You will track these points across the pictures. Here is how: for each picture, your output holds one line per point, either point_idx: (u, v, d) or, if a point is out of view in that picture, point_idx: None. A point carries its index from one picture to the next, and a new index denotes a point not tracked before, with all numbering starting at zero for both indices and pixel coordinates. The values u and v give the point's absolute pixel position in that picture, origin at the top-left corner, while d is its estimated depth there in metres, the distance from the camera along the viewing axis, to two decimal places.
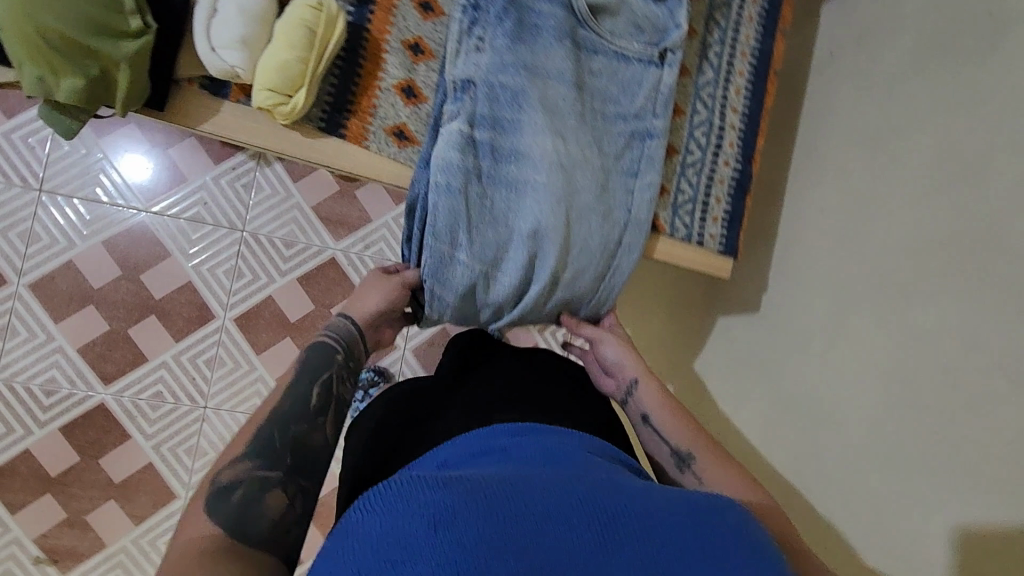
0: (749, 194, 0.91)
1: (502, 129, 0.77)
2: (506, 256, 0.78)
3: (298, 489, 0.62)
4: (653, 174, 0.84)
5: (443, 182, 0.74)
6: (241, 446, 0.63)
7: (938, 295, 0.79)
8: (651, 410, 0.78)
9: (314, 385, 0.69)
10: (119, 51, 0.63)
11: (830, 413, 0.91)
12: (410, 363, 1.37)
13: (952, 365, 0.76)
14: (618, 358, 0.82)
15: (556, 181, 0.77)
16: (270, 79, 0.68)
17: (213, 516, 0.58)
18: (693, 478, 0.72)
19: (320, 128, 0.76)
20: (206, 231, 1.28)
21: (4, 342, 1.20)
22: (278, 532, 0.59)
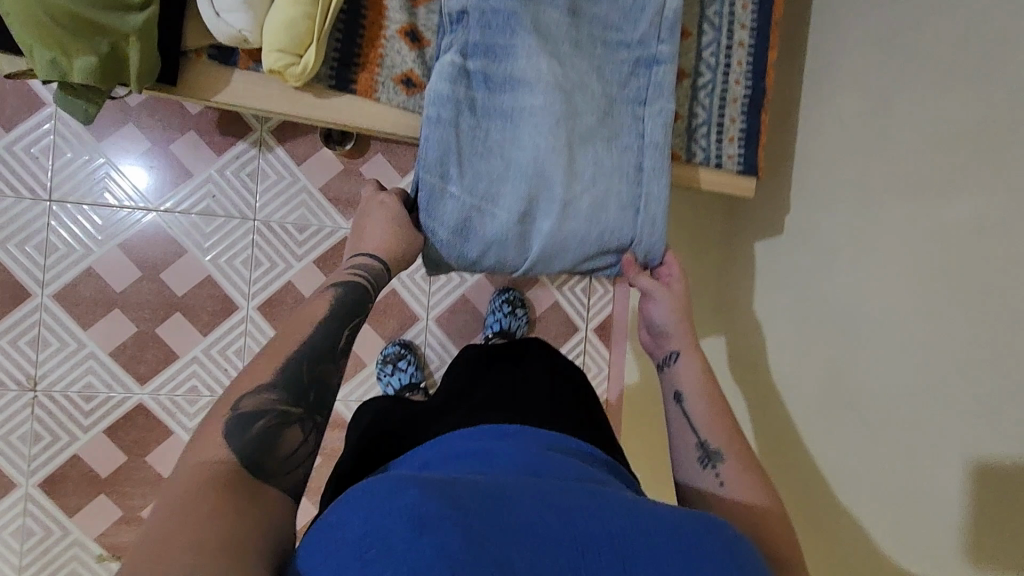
0: (766, 109, 0.90)
1: (495, 58, 0.77)
2: (502, 188, 0.79)
3: (314, 428, 0.62)
4: (663, 101, 0.83)
5: (434, 114, 0.75)
6: (266, 373, 0.61)
7: (966, 196, 0.78)
8: (684, 390, 0.79)
9: (346, 327, 0.69)
10: (128, 25, 0.62)
11: (860, 329, 0.91)
12: (434, 333, 1.38)
13: (985, 264, 0.75)
14: (668, 325, 0.84)
15: (556, 107, 0.77)
16: (279, 40, 0.67)
17: (233, 442, 0.56)
18: (714, 477, 0.71)
19: (331, 86, 0.76)
20: (218, 223, 1.28)
21: (37, 354, 1.22)
22: (291, 465, 0.58)
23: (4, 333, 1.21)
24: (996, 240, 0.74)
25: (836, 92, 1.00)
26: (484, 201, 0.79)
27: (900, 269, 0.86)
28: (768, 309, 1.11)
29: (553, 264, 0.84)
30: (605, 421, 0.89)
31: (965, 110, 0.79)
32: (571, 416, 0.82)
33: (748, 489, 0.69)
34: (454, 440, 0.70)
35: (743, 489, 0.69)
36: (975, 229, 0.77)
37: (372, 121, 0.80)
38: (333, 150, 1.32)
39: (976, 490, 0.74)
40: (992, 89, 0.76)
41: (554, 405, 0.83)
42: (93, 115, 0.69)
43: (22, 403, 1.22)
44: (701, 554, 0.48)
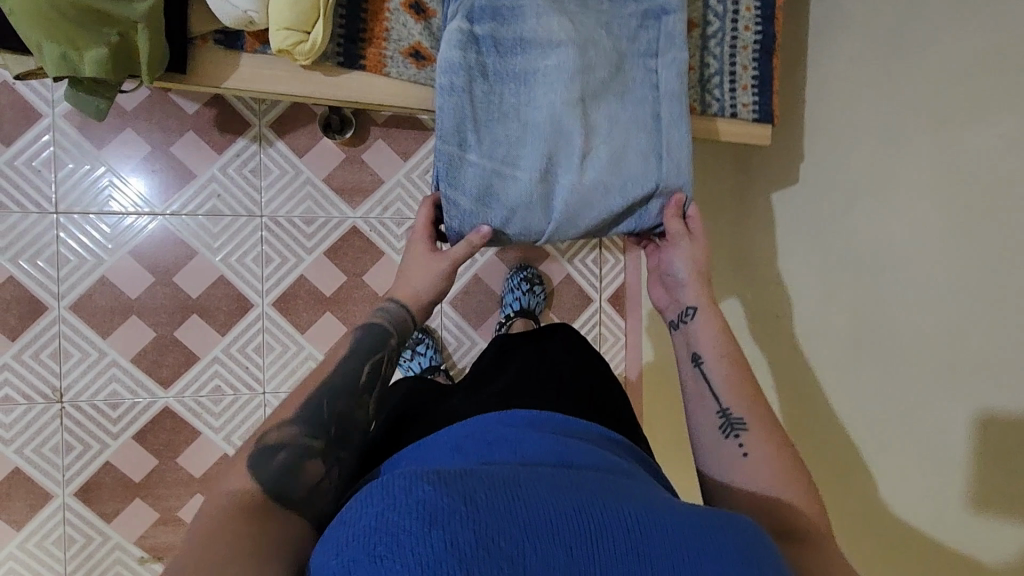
0: (776, 54, 0.88)
1: (504, 21, 0.77)
2: (521, 151, 0.79)
3: (335, 460, 0.65)
4: (675, 50, 0.82)
5: (447, 82, 0.76)
6: (289, 411, 0.67)
7: (983, 125, 0.77)
8: (704, 352, 0.77)
9: (365, 364, 0.73)
10: (134, 12, 0.61)
11: (880, 271, 0.91)
12: (450, 315, 1.39)
13: (1002, 191, 0.74)
14: (686, 276, 0.83)
15: (568, 64, 0.77)
16: (285, 17, 0.66)
17: (256, 475, 0.61)
18: (736, 447, 0.69)
19: (339, 64, 0.75)
20: (225, 223, 1.28)
21: (60, 366, 1.23)
22: (313, 496, 0.61)
23: (26, 348, 1.22)
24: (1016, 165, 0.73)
25: (842, 34, 0.98)
26: (503, 166, 0.79)
27: (918, 206, 0.85)
28: (784, 263, 1.11)
29: (579, 224, 0.83)
30: (628, 413, 0.88)
31: (979, 37, 0.78)
32: (597, 407, 0.82)
33: (773, 462, 0.68)
34: (484, 424, 0.67)
35: (763, 465, 0.68)
36: (995, 156, 0.75)
37: (384, 97, 0.79)
38: (333, 139, 1.31)
39: (1007, 416, 0.74)
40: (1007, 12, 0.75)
41: (581, 394, 0.83)
42: (104, 110, 0.69)
43: (50, 415, 1.23)
44: (719, 554, 0.47)
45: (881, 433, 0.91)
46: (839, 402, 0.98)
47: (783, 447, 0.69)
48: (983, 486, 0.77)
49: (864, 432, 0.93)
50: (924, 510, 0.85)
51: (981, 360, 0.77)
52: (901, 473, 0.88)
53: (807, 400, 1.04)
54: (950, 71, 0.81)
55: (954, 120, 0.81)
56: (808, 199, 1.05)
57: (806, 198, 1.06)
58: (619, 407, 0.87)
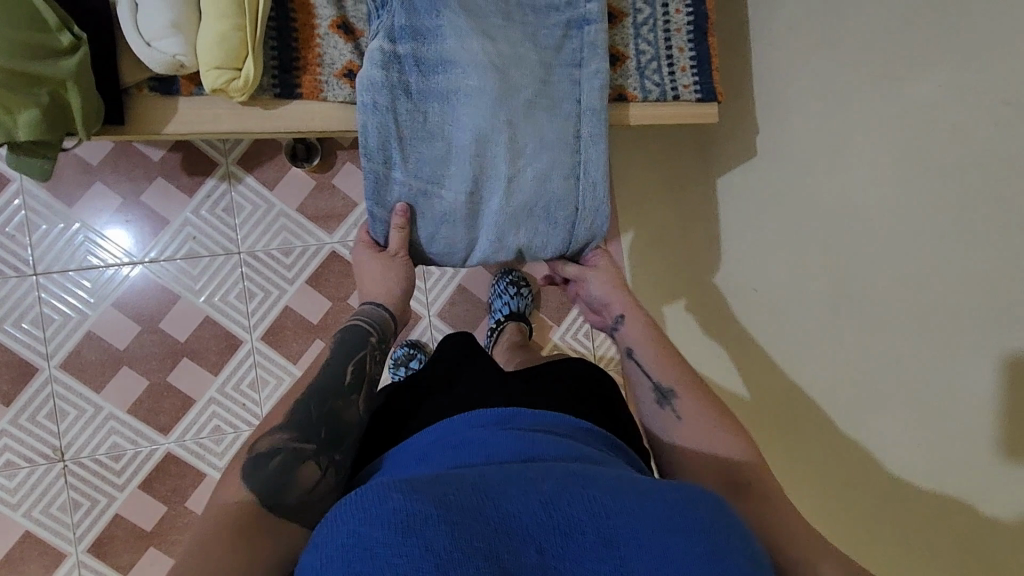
0: (711, 32, 0.88)
1: (424, 39, 0.77)
2: (447, 170, 0.80)
3: (330, 463, 0.65)
4: (598, 60, 0.83)
5: (370, 101, 0.75)
6: (277, 418, 0.67)
7: (925, 76, 0.77)
8: (635, 346, 0.83)
9: (349, 364, 0.73)
10: (62, 70, 0.62)
11: (847, 233, 0.90)
12: (439, 327, 1.39)
13: (951, 140, 0.74)
14: (605, 296, 0.88)
15: (489, 84, 0.78)
16: (214, 57, 0.66)
17: (251, 483, 0.61)
18: (671, 413, 0.75)
19: (275, 95, 0.75)
20: (204, 264, 1.29)
21: (58, 425, 1.24)
22: (312, 501, 0.62)
23: (21, 412, 1.22)
24: (959, 111, 0.73)
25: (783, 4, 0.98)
26: (431, 186, 0.81)
27: (876, 161, 0.85)
28: (757, 237, 1.10)
29: (507, 245, 0.85)
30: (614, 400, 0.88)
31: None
32: (586, 405, 0.81)
33: (705, 419, 0.73)
34: (454, 428, 0.68)
35: (697, 421, 0.73)
36: (939, 104, 0.76)
37: (322, 122, 0.79)
38: (302, 167, 1.31)
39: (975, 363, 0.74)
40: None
41: (568, 389, 0.83)
42: (51, 170, 0.69)
43: (53, 475, 1.24)
44: (687, 528, 0.49)
45: (864, 394, 0.90)
46: (822, 368, 0.98)
47: (713, 406, 0.75)
48: (965, 434, 0.76)
49: (851, 396, 0.93)
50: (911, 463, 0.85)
51: (950, 307, 0.76)
52: (887, 432, 0.87)
53: (794, 370, 1.03)
54: (887, 25, 0.81)
55: (900, 72, 0.81)
56: (770, 168, 1.06)
57: (768, 168, 1.06)
58: (606, 395, 0.87)
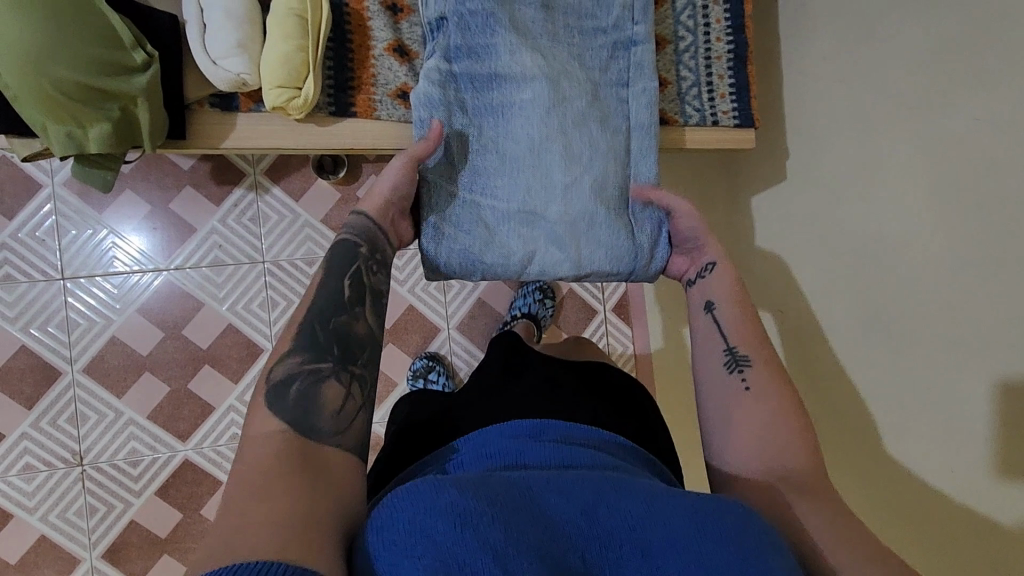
0: (750, 60, 0.89)
1: (478, 57, 0.78)
2: (502, 182, 0.80)
3: (350, 377, 0.62)
4: (645, 78, 0.84)
5: (427, 117, 0.77)
6: (285, 345, 0.62)
7: (959, 114, 0.78)
8: (718, 297, 0.79)
9: (346, 281, 0.68)
10: (134, 87, 0.64)
11: (868, 262, 0.92)
12: (457, 339, 1.40)
13: (985, 176, 0.74)
14: (699, 233, 0.82)
15: (543, 98, 0.79)
16: (277, 75, 0.68)
17: (277, 411, 0.57)
18: (740, 381, 0.72)
19: (331, 113, 0.77)
20: (229, 272, 1.30)
21: (78, 430, 1.24)
22: (343, 420, 0.59)
23: (42, 415, 1.23)
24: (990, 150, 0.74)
25: (817, 36, 1.00)
26: (486, 199, 0.80)
27: (902, 192, 0.86)
28: (777, 261, 1.12)
29: (565, 257, 0.81)
30: (643, 408, 0.90)
31: (948, 30, 0.79)
32: (617, 417, 0.82)
33: (772, 400, 0.70)
34: (489, 438, 0.70)
35: (767, 394, 0.70)
36: (972, 139, 0.76)
37: (373, 141, 0.80)
38: (327, 179, 1.33)
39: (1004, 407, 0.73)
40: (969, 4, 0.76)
41: (595, 402, 0.84)
42: (111, 181, 0.71)
43: (72, 479, 1.24)
44: (718, 532, 0.50)
45: (883, 423, 0.90)
46: (842, 395, 0.97)
47: (787, 392, 0.71)
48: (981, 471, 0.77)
49: (868, 425, 0.93)
50: (916, 492, 0.86)
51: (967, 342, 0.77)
52: (903, 462, 0.88)
53: (814, 394, 1.03)
54: (920, 65, 0.83)
55: (929, 108, 0.82)
56: (797, 192, 1.07)
57: (795, 194, 1.07)
58: (634, 401, 0.89)
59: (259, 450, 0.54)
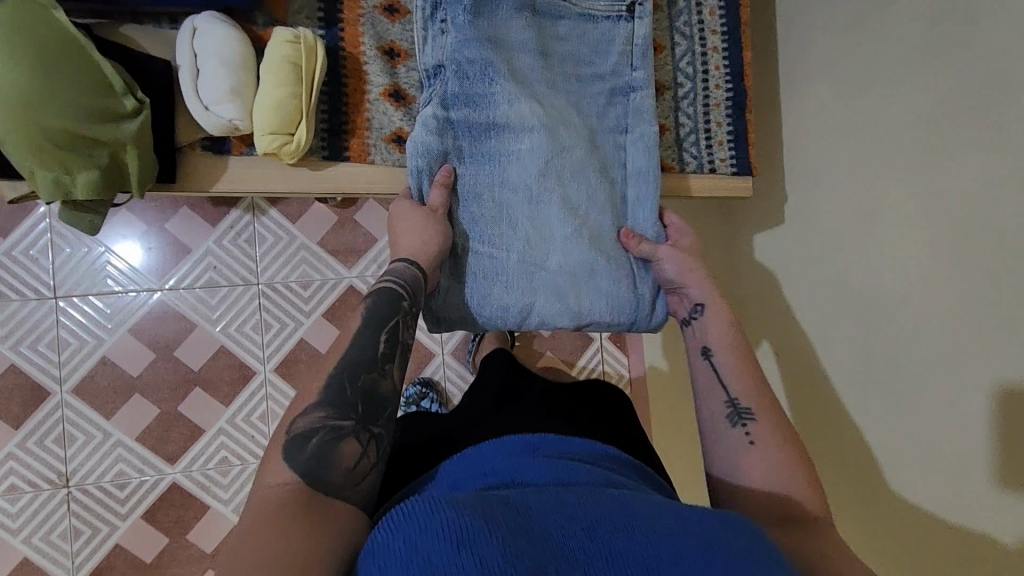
0: (749, 109, 0.89)
1: (476, 105, 0.77)
2: (500, 232, 0.79)
3: (370, 437, 0.60)
4: (645, 124, 0.83)
5: (424, 167, 0.76)
6: (312, 394, 0.60)
7: (957, 171, 0.76)
8: (713, 343, 0.77)
9: (380, 334, 0.66)
10: (123, 133, 0.64)
11: (864, 308, 0.90)
12: (451, 365, 1.39)
13: (985, 234, 0.73)
14: (681, 277, 0.81)
15: (541, 148, 0.78)
16: (269, 122, 0.68)
17: (292, 465, 0.56)
18: (744, 435, 0.70)
19: (324, 157, 0.76)
20: (223, 293, 1.29)
21: (65, 451, 1.23)
22: (356, 479, 0.57)
23: (29, 436, 1.21)
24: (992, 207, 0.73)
25: (807, 82, 0.98)
26: (485, 249, 0.79)
27: (897, 243, 0.84)
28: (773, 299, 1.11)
29: (564, 307, 0.80)
30: (639, 436, 0.88)
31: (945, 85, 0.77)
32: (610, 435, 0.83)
33: (780, 453, 0.68)
34: (481, 455, 0.67)
35: (776, 447, 0.69)
36: (969, 197, 0.75)
37: (363, 185, 0.79)
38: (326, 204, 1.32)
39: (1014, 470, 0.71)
40: (967, 58, 0.75)
41: (593, 423, 0.83)
42: (96, 223, 0.71)
43: (57, 501, 1.22)
44: (727, 555, 0.49)
45: (880, 471, 0.89)
46: (838, 440, 0.96)
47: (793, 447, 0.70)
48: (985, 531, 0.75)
49: (863, 473, 0.92)
50: (912, 545, 0.84)
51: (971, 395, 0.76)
52: (901, 512, 0.87)
53: (809, 436, 1.02)
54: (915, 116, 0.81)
55: (924, 161, 0.80)
56: None
57: None
58: (631, 432, 0.88)
59: (264, 499, 0.53)
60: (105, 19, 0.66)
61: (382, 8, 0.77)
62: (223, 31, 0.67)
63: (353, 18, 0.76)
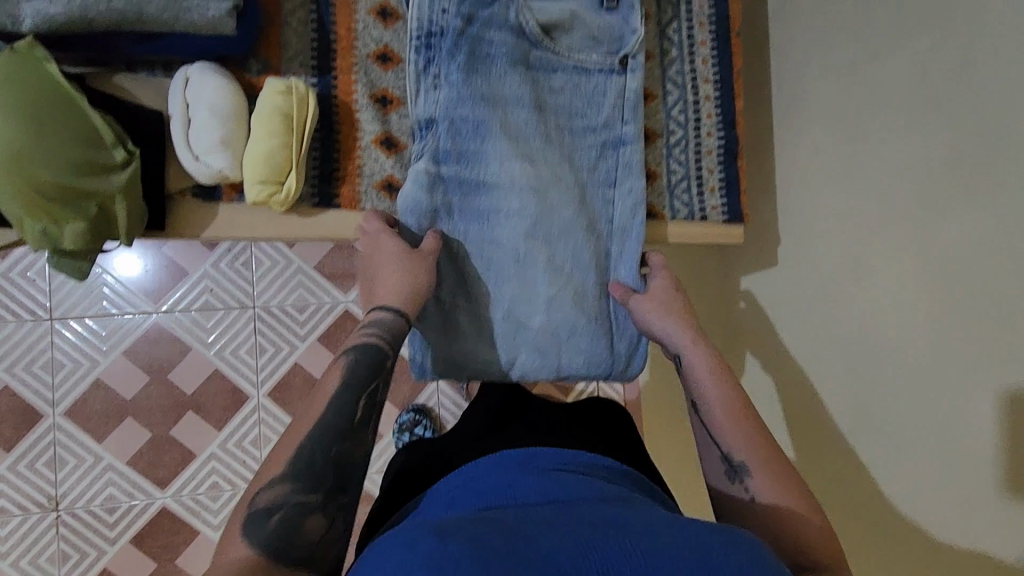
0: (740, 156, 0.88)
1: (467, 162, 0.75)
2: (484, 288, 0.78)
3: (337, 511, 0.60)
4: (633, 179, 0.81)
5: (413, 225, 0.74)
6: (278, 467, 0.60)
7: (956, 226, 0.76)
8: (701, 395, 0.75)
9: (360, 400, 0.65)
10: (111, 185, 0.61)
11: (862, 352, 0.89)
12: (446, 392, 1.38)
13: (987, 291, 0.73)
14: (665, 330, 0.78)
15: (529, 207, 0.77)
16: (259, 172, 0.66)
17: (253, 540, 0.57)
18: (743, 491, 0.70)
19: (314, 204, 0.74)
20: (219, 316, 1.29)
21: (55, 474, 1.22)
22: (318, 551, 0.59)
23: (20, 458, 1.21)
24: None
25: (806, 123, 0.96)
26: (470, 305, 0.78)
27: (896, 291, 0.83)
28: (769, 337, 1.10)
29: (540, 363, 0.79)
30: (644, 456, 0.86)
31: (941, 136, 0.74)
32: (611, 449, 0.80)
33: (775, 487, 0.69)
34: (477, 469, 0.67)
35: (768, 487, 0.69)
36: (969, 252, 0.74)
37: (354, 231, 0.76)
38: None
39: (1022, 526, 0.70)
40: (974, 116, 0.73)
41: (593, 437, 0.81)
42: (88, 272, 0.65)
43: (46, 524, 1.22)
44: (720, 571, 0.46)
45: (877, 519, 0.88)
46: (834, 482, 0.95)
47: (784, 468, 0.71)
48: None
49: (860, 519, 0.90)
50: None
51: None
52: (897, 560, 0.86)
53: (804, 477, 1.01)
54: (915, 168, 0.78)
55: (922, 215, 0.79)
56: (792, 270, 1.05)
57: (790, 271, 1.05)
58: (632, 448, 0.85)
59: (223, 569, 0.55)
60: (102, 67, 0.66)
61: (374, 56, 0.74)
62: (215, 80, 0.65)
63: (346, 65, 0.73)
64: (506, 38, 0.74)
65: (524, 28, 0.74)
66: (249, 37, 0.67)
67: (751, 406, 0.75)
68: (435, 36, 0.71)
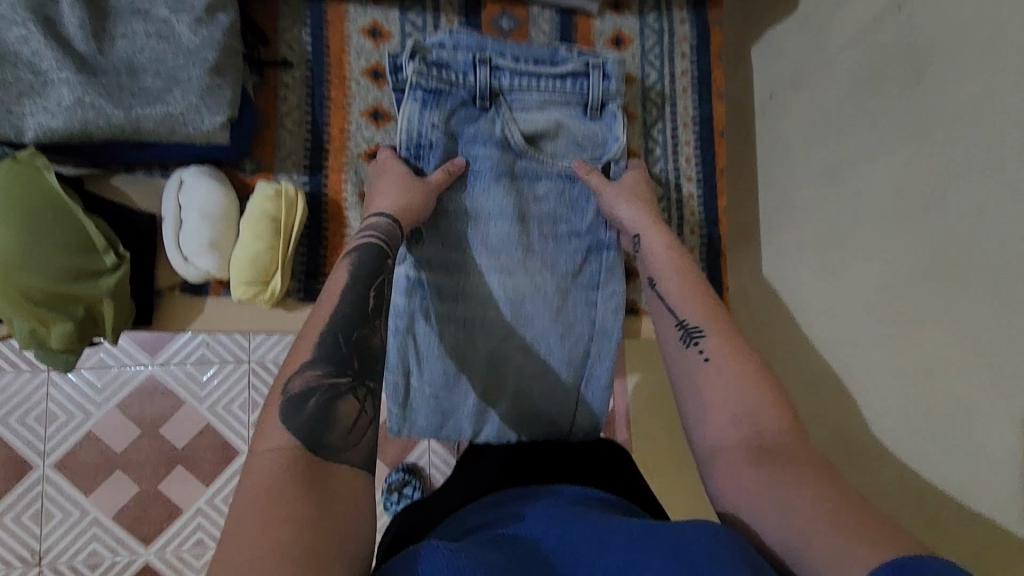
0: (723, 253, 0.86)
1: (448, 271, 0.75)
2: (459, 383, 0.77)
3: (368, 392, 0.52)
4: (617, 285, 0.79)
5: (393, 326, 0.74)
6: (303, 351, 0.51)
7: None
8: (658, 271, 0.69)
9: (371, 288, 0.58)
10: (100, 288, 0.64)
11: None
12: (437, 452, 1.37)
13: None
14: (625, 210, 0.73)
15: (506, 314, 0.76)
16: (244, 273, 0.68)
17: (291, 427, 0.46)
18: (698, 354, 0.61)
19: (299, 299, 0.74)
20: (214, 369, 1.30)
21: (41, 528, 1.22)
22: (352, 440, 0.49)
23: (8, 510, 1.21)
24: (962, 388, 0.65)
25: None
26: (444, 398, 0.77)
27: None
28: None
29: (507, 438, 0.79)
30: None
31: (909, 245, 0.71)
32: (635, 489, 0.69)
33: (736, 366, 0.58)
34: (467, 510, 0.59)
35: (725, 359, 0.59)
36: None
37: None
38: None
39: None
40: None
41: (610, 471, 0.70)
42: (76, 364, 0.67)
43: None
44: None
45: None
46: None
47: (753, 367, 0.59)
48: None
49: None
50: None
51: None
52: None
53: None
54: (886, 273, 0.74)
55: None
56: None
57: None
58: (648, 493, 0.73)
59: (259, 477, 0.43)
60: (99, 168, 0.68)
61: (366, 155, 0.76)
62: (208, 186, 0.67)
63: (337, 165, 0.75)
64: (491, 152, 0.74)
65: (509, 140, 0.75)
66: (241, 144, 0.69)
67: (718, 300, 0.66)
68: (424, 149, 0.73)
